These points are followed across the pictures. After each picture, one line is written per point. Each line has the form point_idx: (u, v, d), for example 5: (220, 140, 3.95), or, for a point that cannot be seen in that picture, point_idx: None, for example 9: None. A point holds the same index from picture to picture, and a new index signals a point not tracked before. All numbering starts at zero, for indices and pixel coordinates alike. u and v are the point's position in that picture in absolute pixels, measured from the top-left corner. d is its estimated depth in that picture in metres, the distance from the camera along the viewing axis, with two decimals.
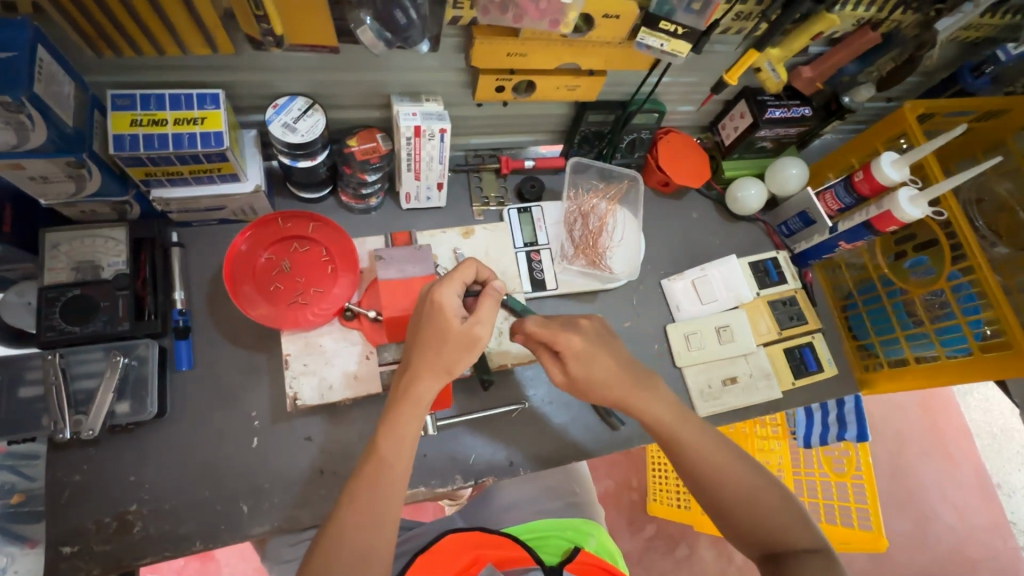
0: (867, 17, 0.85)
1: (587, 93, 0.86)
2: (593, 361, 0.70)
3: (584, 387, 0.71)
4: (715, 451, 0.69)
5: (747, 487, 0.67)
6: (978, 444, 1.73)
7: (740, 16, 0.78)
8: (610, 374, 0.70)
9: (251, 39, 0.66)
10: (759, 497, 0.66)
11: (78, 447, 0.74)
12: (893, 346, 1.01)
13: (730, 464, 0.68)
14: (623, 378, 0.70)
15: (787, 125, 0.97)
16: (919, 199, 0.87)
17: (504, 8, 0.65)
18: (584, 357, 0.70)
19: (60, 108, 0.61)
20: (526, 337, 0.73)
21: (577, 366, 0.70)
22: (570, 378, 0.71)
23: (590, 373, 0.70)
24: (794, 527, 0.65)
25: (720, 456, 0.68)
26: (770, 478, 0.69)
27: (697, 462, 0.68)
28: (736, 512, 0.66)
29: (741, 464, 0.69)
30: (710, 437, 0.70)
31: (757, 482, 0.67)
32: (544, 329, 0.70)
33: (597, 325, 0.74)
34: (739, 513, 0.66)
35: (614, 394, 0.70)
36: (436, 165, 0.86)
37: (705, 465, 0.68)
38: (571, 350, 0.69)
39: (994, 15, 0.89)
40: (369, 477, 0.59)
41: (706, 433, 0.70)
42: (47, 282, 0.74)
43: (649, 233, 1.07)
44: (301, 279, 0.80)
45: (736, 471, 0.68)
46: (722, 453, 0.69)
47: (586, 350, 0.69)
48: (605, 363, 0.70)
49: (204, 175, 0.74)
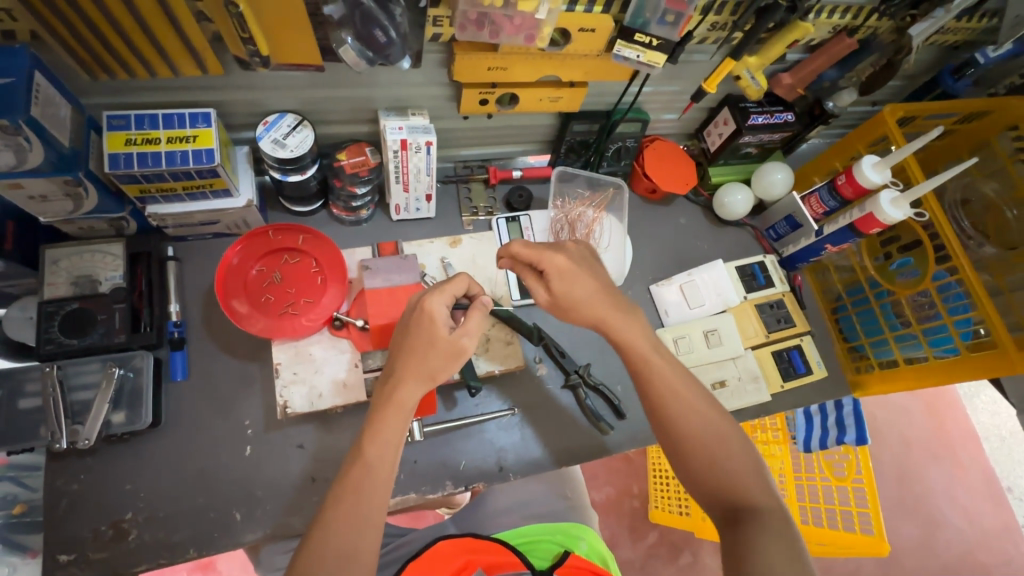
0: (843, 24, 0.86)
1: (569, 104, 0.88)
2: (576, 281, 0.73)
3: (566, 305, 0.74)
4: (686, 390, 0.70)
5: (710, 432, 0.67)
6: (985, 447, 1.71)
7: (716, 26, 0.80)
8: (590, 294, 0.73)
9: (239, 60, 0.68)
10: (720, 444, 0.66)
11: (75, 456, 0.76)
12: (883, 348, 1.02)
13: (698, 405, 0.69)
14: (603, 299, 0.73)
15: (769, 130, 0.99)
16: (900, 201, 0.88)
17: (481, 24, 0.67)
18: (568, 275, 0.73)
19: (56, 130, 0.63)
20: (512, 260, 0.78)
21: (560, 284, 0.73)
22: (553, 297, 0.75)
23: (572, 292, 0.73)
24: (751, 482, 0.64)
25: (690, 395, 0.69)
26: (737, 430, 0.68)
27: (665, 398, 0.69)
28: (695, 454, 0.67)
29: (710, 409, 0.69)
30: (682, 375, 0.71)
31: (722, 429, 0.67)
32: (528, 250, 0.74)
33: (583, 249, 0.78)
34: (697, 456, 0.66)
35: (592, 315, 0.73)
36: (424, 177, 0.89)
37: (675, 402, 0.69)
38: (555, 269, 0.73)
39: (971, 18, 0.90)
40: (354, 484, 0.60)
41: (681, 372, 0.71)
42: (47, 296, 0.77)
43: (638, 239, 1.08)
44: (292, 289, 0.82)
45: (702, 412, 0.68)
46: (693, 393, 0.70)
47: (569, 269, 0.73)
48: (586, 282, 0.73)
49: (197, 191, 0.77)
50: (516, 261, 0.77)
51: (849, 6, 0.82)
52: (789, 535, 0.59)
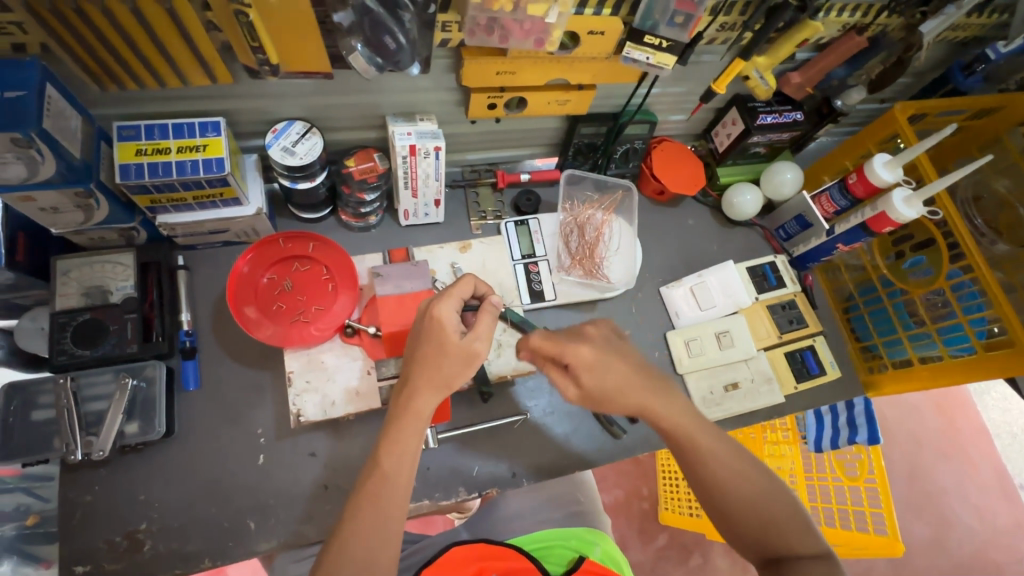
0: (853, 22, 0.86)
1: (578, 106, 0.88)
2: (607, 370, 0.69)
3: (600, 398, 0.70)
4: (731, 459, 0.68)
5: (762, 498, 0.66)
6: (997, 444, 1.69)
7: (725, 26, 0.79)
8: (623, 382, 0.69)
9: (248, 68, 0.68)
10: (773, 509, 0.65)
11: (89, 467, 0.76)
12: (896, 347, 1.01)
13: (744, 471, 0.67)
14: (638, 383, 0.69)
15: (779, 129, 0.98)
16: (913, 200, 0.87)
17: (491, 29, 0.67)
18: (597, 368, 0.69)
19: (67, 141, 0.63)
20: (535, 355, 0.74)
21: (590, 376, 0.69)
22: (583, 390, 0.70)
23: (605, 381, 0.69)
24: (808, 542, 0.64)
25: (736, 463, 0.67)
26: (784, 490, 0.68)
27: (711, 469, 0.67)
28: (747, 522, 0.65)
29: (756, 472, 0.68)
30: (724, 442, 0.69)
31: (771, 491, 0.66)
32: (550, 343, 0.71)
33: (605, 331, 0.74)
34: (751, 523, 0.65)
35: (630, 401, 0.69)
36: (432, 182, 0.88)
37: (721, 472, 0.67)
38: (581, 362, 0.69)
39: (981, 14, 0.89)
40: (371, 493, 0.60)
41: (721, 438, 0.69)
42: (58, 307, 0.77)
43: (647, 241, 1.08)
44: (302, 297, 0.82)
45: (750, 478, 0.67)
46: (738, 459, 0.68)
47: (598, 359, 0.69)
48: (618, 370, 0.69)
49: (207, 200, 0.77)
50: (538, 354, 0.74)
51: (858, 5, 0.82)
52: None
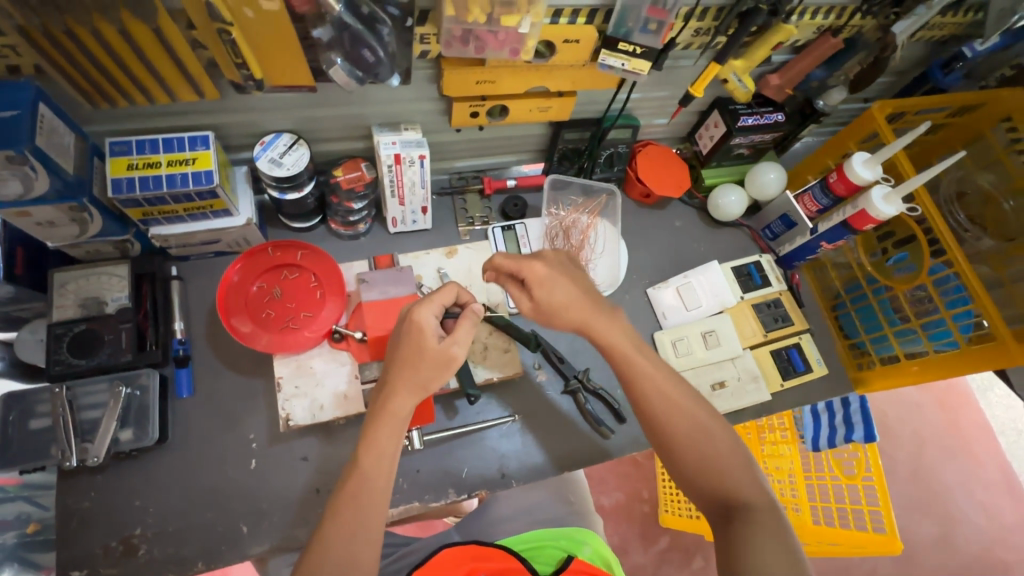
0: (827, 24, 0.87)
1: (560, 113, 0.90)
2: (555, 286, 0.74)
3: (548, 312, 0.75)
4: (673, 390, 0.71)
5: (699, 430, 0.69)
6: (1001, 441, 1.68)
7: (699, 32, 0.81)
8: (571, 297, 0.74)
9: (234, 84, 0.70)
10: (710, 442, 0.68)
11: (85, 474, 0.78)
12: (883, 343, 1.01)
13: (684, 403, 0.70)
14: (585, 302, 0.74)
15: (760, 131, 1.00)
16: (892, 197, 0.88)
17: (466, 41, 0.69)
18: (546, 284, 0.75)
19: (60, 158, 0.66)
20: (496, 272, 0.78)
21: (541, 291, 0.74)
22: (536, 304, 0.75)
23: (553, 298, 0.74)
24: (739, 474, 0.66)
25: (676, 395, 0.70)
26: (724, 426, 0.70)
27: (651, 397, 0.71)
28: (684, 451, 0.68)
29: (696, 405, 0.70)
30: (667, 374, 0.72)
31: (709, 424, 0.69)
32: (509, 261, 0.75)
33: (562, 256, 0.79)
34: (687, 452, 0.68)
35: (575, 318, 0.74)
36: (419, 190, 0.90)
37: (661, 402, 0.70)
38: (534, 278, 0.74)
39: (955, 12, 0.90)
40: (352, 493, 0.61)
41: (665, 371, 0.72)
42: (55, 319, 0.79)
43: (634, 243, 1.09)
44: (292, 304, 0.84)
45: (690, 410, 0.70)
46: (679, 391, 0.71)
47: (548, 275, 0.75)
48: (566, 287, 0.74)
49: (197, 212, 0.79)
50: (499, 272, 0.78)
51: (832, 7, 0.84)
52: (781, 528, 0.61)
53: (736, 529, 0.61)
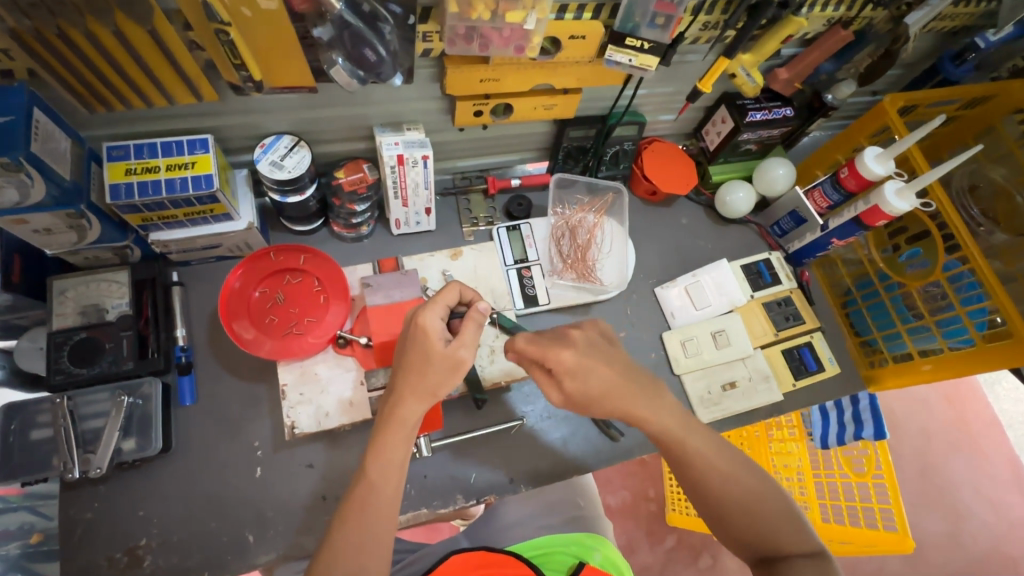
0: (838, 16, 0.85)
1: (564, 111, 0.88)
2: (589, 375, 0.67)
3: (584, 403, 0.69)
4: (721, 461, 0.68)
5: (752, 498, 0.67)
6: (1010, 435, 1.67)
7: (707, 26, 0.79)
8: (608, 386, 0.68)
9: (232, 85, 0.69)
10: (763, 508, 0.66)
11: (89, 484, 0.77)
12: (896, 340, 1.00)
13: (734, 472, 0.68)
14: (623, 388, 0.68)
15: (769, 126, 0.98)
16: (905, 192, 0.86)
17: (470, 38, 0.67)
18: (579, 373, 0.67)
19: (57, 164, 0.64)
20: (519, 356, 0.72)
21: (572, 382, 0.68)
22: (567, 395, 0.69)
23: (588, 388, 0.68)
24: (795, 537, 0.65)
25: (725, 465, 0.68)
26: (772, 487, 0.69)
27: (701, 471, 0.68)
28: (739, 522, 0.66)
29: (746, 472, 0.68)
30: (713, 445, 0.69)
31: (760, 489, 0.67)
32: (534, 347, 0.69)
33: (590, 335, 0.72)
34: (742, 522, 0.66)
35: (615, 405, 0.69)
36: (422, 191, 0.89)
37: (711, 475, 0.68)
38: (563, 367, 0.67)
39: (968, 3, 0.88)
40: (359, 501, 0.60)
41: (711, 441, 0.70)
42: (55, 327, 0.77)
43: (640, 242, 1.08)
44: (295, 309, 0.82)
45: (740, 478, 0.67)
46: (727, 461, 0.68)
47: (579, 365, 0.67)
48: (602, 374, 0.68)
49: (198, 216, 0.77)
50: (522, 356, 0.72)
51: None
52: None
53: None
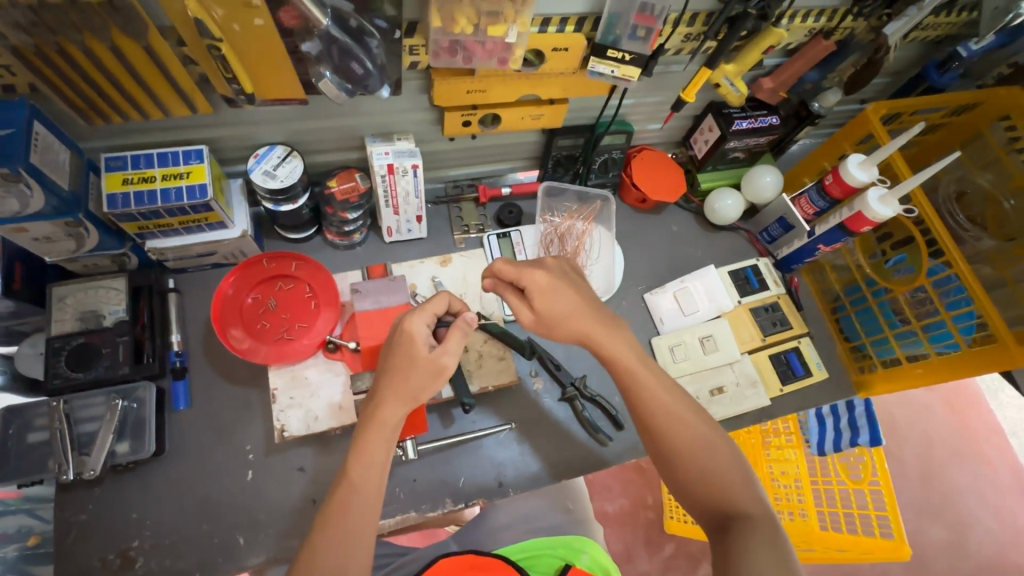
0: (819, 26, 0.86)
1: (551, 120, 0.90)
2: (557, 295, 0.72)
3: (551, 323, 0.72)
4: (675, 404, 0.69)
5: (700, 444, 0.67)
6: (1012, 442, 1.65)
7: (689, 37, 0.81)
8: (573, 307, 0.72)
9: (226, 98, 0.71)
10: (710, 456, 0.66)
11: (84, 487, 0.78)
12: (884, 346, 1.00)
13: (686, 416, 0.68)
14: (587, 312, 0.72)
15: (755, 134, 0.99)
16: (888, 198, 0.87)
17: (454, 52, 0.70)
18: (548, 292, 0.72)
19: (55, 174, 0.67)
20: (495, 279, 0.76)
21: (542, 301, 0.72)
22: (537, 315, 0.73)
23: (555, 307, 0.72)
24: (740, 488, 0.64)
25: (678, 406, 0.69)
26: (724, 439, 0.68)
27: (652, 409, 0.69)
28: (684, 464, 0.67)
29: (698, 418, 0.69)
30: (668, 386, 0.70)
31: (710, 438, 0.67)
32: (511, 268, 0.72)
33: (563, 264, 0.77)
34: (687, 465, 0.66)
35: (576, 328, 0.72)
36: (413, 199, 0.91)
37: (663, 415, 0.68)
38: (536, 286, 0.72)
39: (949, 13, 0.90)
40: (341, 503, 0.61)
41: (668, 384, 0.71)
42: (54, 332, 0.80)
43: (630, 248, 1.09)
44: (286, 315, 0.84)
45: (691, 423, 0.68)
46: (681, 405, 0.69)
47: (550, 285, 0.72)
48: (569, 297, 0.72)
49: (193, 224, 0.80)
50: (498, 280, 0.76)
51: (823, 9, 0.83)
52: (779, 540, 0.58)
53: (731, 539, 0.59)
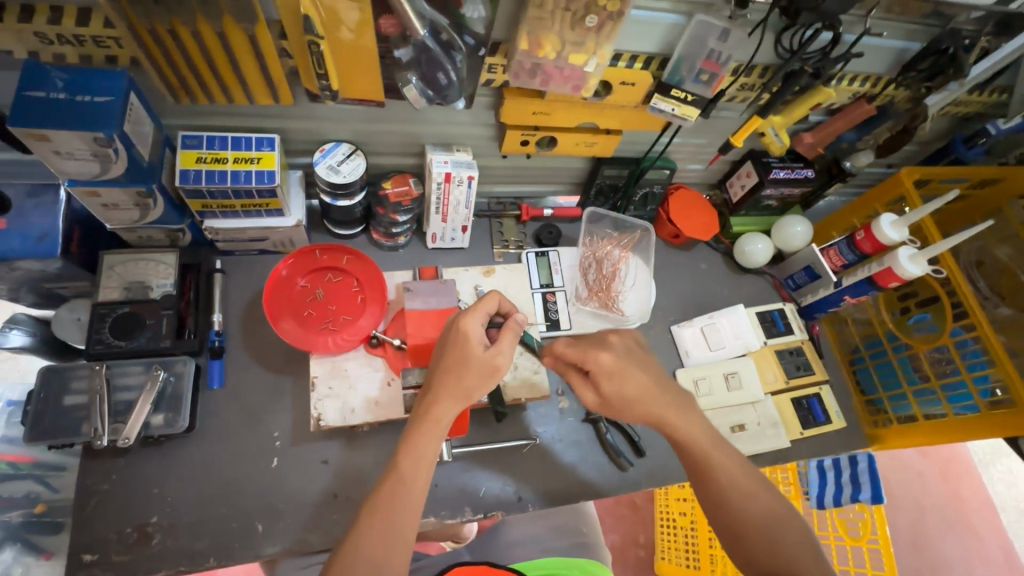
0: (863, 91, 0.92)
1: (603, 150, 0.94)
2: (625, 379, 0.71)
3: (618, 404, 0.72)
4: (745, 480, 0.68)
5: (772, 521, 0.66)
6: (1004, 519, 1.66)
7: (744, 87, 0.86)
8: (642, 392, 0.70)
9: (309, 92, 0.75)
10: (782, 532, 0.65)
11: (109, 456, 0.78)
12: (901, 402, 1.03)
13: (756, 492, 0.68)
14: (657, 394, 0.71)
15: (790, 185, 1.04)
16: (918, 258, 0.91)
17: (533, 74, 0.74)
18: (616, 375, 0.71)
19: (140, 145, 0.69)
20: (557, 359, 0.77)
21: (609, 386, 0.71)
22: (602, 397, 0.73)
23: (623, 390, 0.71)
24: (814, 567, 0.63)
25: (749, 482, 0.68)
26: (793, 512, 0.68)
27: (724, 488, 0.68)
28: (758, 543, 0.65)
29: (767, 494, 0.68)
30: (736, 461, 0.70)
31: (781, 515, 0.67)
32: (574, 351, 0.73)
33: (627, 340, 0.75)
34: (761, 545, 0.65)
35: (648, 411, 0.71)
36: (462, 209, 0.94)
37: (734, 492, 0.67)
38: (601, 369, 0.71)
39: (981, 92, 0.95)
40: (386, 494, 0.61)
41: (738, 459, 0.70)
42: (100, 299, 0.80)
43: (660, 281, 1.12)
44: (332, 306, 0.85)
45: (761, 499, 0.67)
46: (750, 480, 0.68)
47: (617, 367, 0.71)
48: (637, 380, 0.71)
49: (253, 209, 0.82)
50: (561, 360, 0.77)
51: (869, 76, 0.89)
52: None
53: None
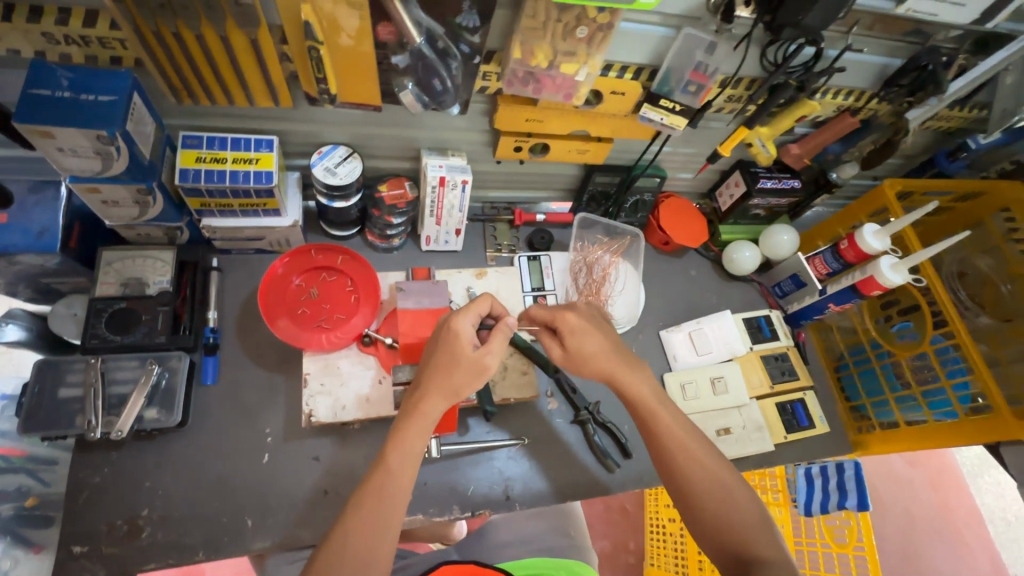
0: (847, 104, 0.95)
1: (594, 157, 0.96)
2: (586, 336, 0.76)
3: (578, 360, 0.77)
4: (693, 442, 0.71)
5: (717, 484, 0.68)
6: (990, 529, 1.68)
7: (732, 98, 0.89)
8: (601, 349, 0.76)
9: (309, 96, 0.77)
10: (727, 494, 0.67)
11: (102, 449, 0.79)
12: (883, 408, 1.05)
13: (702, 455, 0.70)
14: (612, 354, 0.75)
15: (777, 195, 1.07)
16: (898, 267, 0.94)
17: (527, 81, 0.76)
18: (578, 332, 0.77)
19: (141, 143, 0.71)
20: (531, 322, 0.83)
21: (572, 341, 0.77)
22: (567, 352, 0.78)
23: (583, 346, 0.76)
24: (755, 527, 0.65)
25: (725, 474, 0.69)
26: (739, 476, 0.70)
27: (670, 449, 0.70)
28: (702, 502, 0.67)
29: (714, 458, 0.70)
30: (685, 425, 0.72)
31: (726, 480, 0.68)
32: (544, 312, 0.79)
33: (593, 310, 0.81)
34: (706, 505, 0.67)
35: (603, 368, 0.75)
36: (456, 213, 0.96)
37: (680, 453, 0.70)
38: (567, 328, 0.77)
39: (961, 108, 0.99)
40: (375, 488, 0.62)
41: (686, 422, 0.73)
42: (97, 294, 0.81)
43: (650, 286, 1.14)
44: (326, 305, 0.87)
45: (707, 461, 0.69)
46: (696, 442, 0.71)
47: (580, 326, 0.77)
48: (597, 339, 0.76)
49: (251, 208, 0.83)
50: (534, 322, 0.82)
51: (852, 90, 0.92)
52: None
53: None
